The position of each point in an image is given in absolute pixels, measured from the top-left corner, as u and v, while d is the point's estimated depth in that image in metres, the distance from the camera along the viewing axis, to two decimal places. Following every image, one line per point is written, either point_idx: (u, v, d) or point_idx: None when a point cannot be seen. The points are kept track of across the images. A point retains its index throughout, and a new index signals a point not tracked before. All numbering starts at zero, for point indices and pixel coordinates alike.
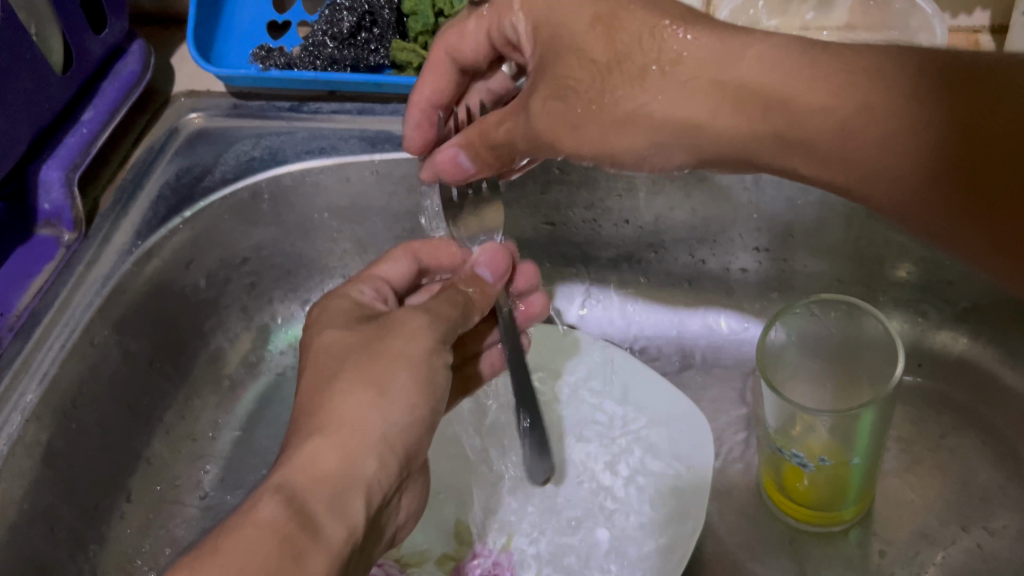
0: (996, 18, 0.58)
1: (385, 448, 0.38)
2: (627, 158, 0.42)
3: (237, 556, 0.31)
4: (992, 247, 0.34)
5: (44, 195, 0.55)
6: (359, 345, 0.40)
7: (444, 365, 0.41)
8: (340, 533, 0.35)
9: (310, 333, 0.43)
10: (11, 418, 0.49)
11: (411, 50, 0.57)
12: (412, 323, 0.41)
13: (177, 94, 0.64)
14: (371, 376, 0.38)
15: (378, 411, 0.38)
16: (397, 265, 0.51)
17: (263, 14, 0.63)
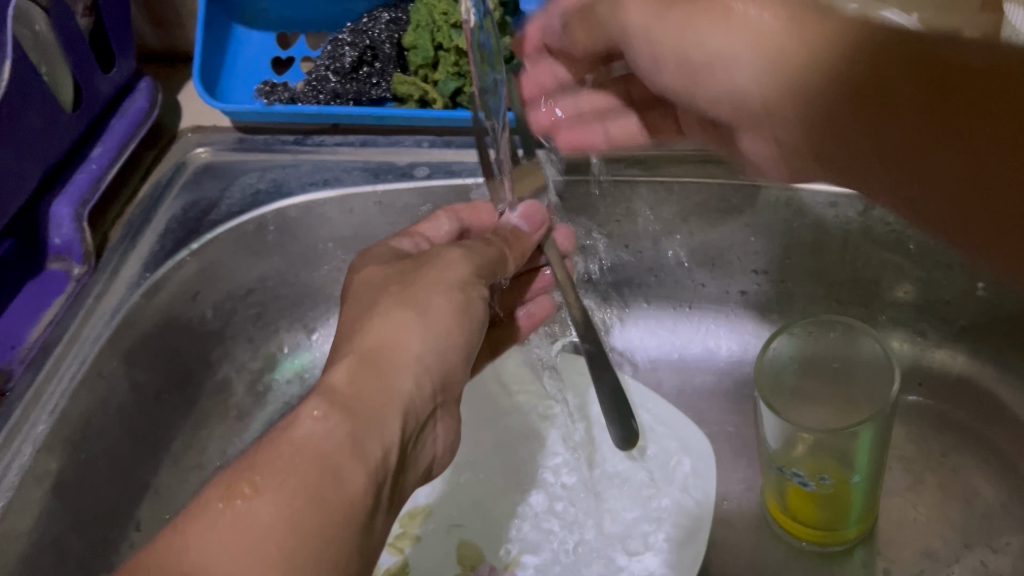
0: None
1: (417, 384, 0.38)
2: (709, 56, 0.41)
3: (278, 475, 0.32)
4: (969, 191, 0.30)
5: (55, 230, 0.56)
6: (396, 275, 0.42)
7: (479, 303, 0.42)
8: (377, 452, 0.35)
9: (349, 275, 0.45)
10: (23, 449, 0.50)
11: (411, 83, 0.59)
12: (451, 254, 0.43)
13: (183, 129, 0.65)
14: (409, 298, 0.40)
15: (415, 332, 0.39)
16: (437, 225, 0.51)
17: (267, 51, 0.65)
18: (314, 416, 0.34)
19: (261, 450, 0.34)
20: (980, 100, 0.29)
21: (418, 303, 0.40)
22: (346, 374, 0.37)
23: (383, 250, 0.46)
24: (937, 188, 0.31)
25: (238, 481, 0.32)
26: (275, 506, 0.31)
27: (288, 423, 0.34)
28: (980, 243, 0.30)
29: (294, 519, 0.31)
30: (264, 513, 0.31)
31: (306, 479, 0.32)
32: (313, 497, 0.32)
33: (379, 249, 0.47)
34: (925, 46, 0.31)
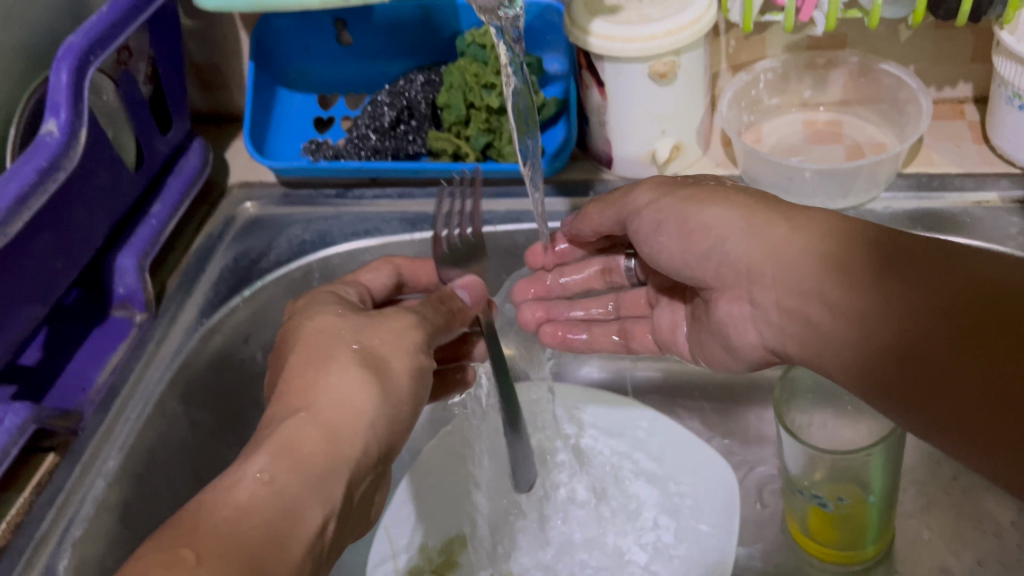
0: (978, 89, 0.64)
1: (366, 448, 0.41)
2: (709, 241, 0.47)
3: (219, 535, 0.34)
4: (982, 397, 0.34)
5: (119, 280, 0.60)
6: (352, 327, 0.45)
7: (428, 378, 0.46)
8: (320, 514, 0.38)
9: (297, 317, 0.47)
10: (95, 481, 0.54)
11: (445, 138, 0.64)
12: (400, 321, 0.46)
13: (231, 186, 0.71)
14: (373, 359, 0.43)
15: (374, 394, 0.42)
16: (378, 275, 0.56)
17: (310, 111, 0.71)
18: (261, 478, 0.37)
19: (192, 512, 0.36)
20: (996, 309, 0.35)
21: (378, 368, 0.43)
22: (311, 427, 0.40)
23: (330, 296, 0.50)
24: (944, 397, 0.36)
25: (178, 539, 0.34)
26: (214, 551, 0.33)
27: (234, 481, 0.37)
28: (984, 448, 0.34)
29: (229, 565, 0.33)
30: None
31: (249, 543, 0.34)
32: (253, 553, 0.34)
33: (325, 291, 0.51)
34: (944, 264, 0.37)
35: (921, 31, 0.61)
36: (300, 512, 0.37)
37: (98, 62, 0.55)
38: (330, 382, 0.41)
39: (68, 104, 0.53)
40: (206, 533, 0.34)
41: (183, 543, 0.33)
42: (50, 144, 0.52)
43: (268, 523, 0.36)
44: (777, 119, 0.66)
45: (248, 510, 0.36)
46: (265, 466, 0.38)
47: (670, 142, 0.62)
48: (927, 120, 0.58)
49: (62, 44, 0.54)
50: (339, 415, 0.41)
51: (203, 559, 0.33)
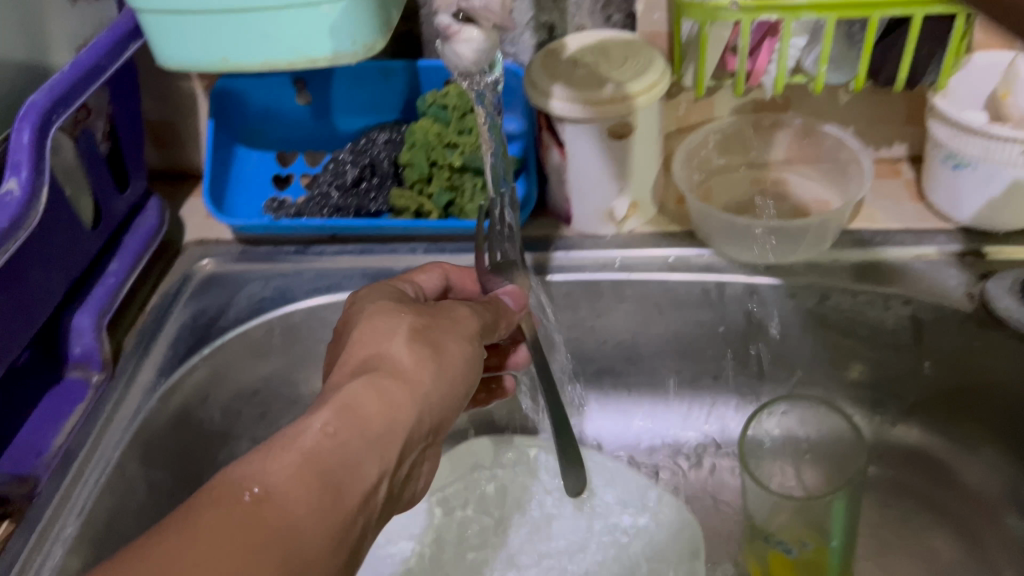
0: (911, 150, 0.68)
1: (419, 419, 0.43)
2: None
3: (288, 475, 0.37)
4: None
5: (76, 341, 0.59)
6: (416, 312, 0.48)
7: (478, 362, 0.48)
8: (373, 474, 0.40)
9: (354, 305, 0.51)
10: (54, 550, 0.51)
11: (409, 196, 0.64)
12: (462, 310, 0.50)
13: (188, 244, 0.70)
14: (432, 338, 0.46)
15: (430, 367, 0.45)
16: (430, 277, 0.57)
17: (269, 168, 0.71)
18: (325, 432, 0.39)
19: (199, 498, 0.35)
20: None
21: (437, 345, 0.46)
22: (368, 388, 0.42)
23: (388, 290, 0.52)
24: None
25: (246, 475, 0.36)
26: (280, 490, 0.36)
27: (299, 433, 0.39)
28: None
29: (288, 513, 0.35)
30: (236, 553, 0.33)
31: (313, 487, 0.37)
32: (310, 504, 0.36)
33: (386, 284, 0.53)
34: None
35: (859, 96, 0.65)
36: (357, 463, 0.39)
37: (60, 121, 0.54)
38: (387, 352, 0.44)
39: (30, 163, 0.52)
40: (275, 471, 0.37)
41: (249, 478, 0.36)
42: (13, 202, 0.51)
43: (321, 484, 0.37)
44: (729, 177, 0.68)
45: (311, 451, 0.38)
46: (328, 422, 0.40)
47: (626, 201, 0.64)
48: (870, 179, 0.62)
49: (24, 103, 0.53)
50: (397, 394, 0.42)
51: (273, 497, 0.35)
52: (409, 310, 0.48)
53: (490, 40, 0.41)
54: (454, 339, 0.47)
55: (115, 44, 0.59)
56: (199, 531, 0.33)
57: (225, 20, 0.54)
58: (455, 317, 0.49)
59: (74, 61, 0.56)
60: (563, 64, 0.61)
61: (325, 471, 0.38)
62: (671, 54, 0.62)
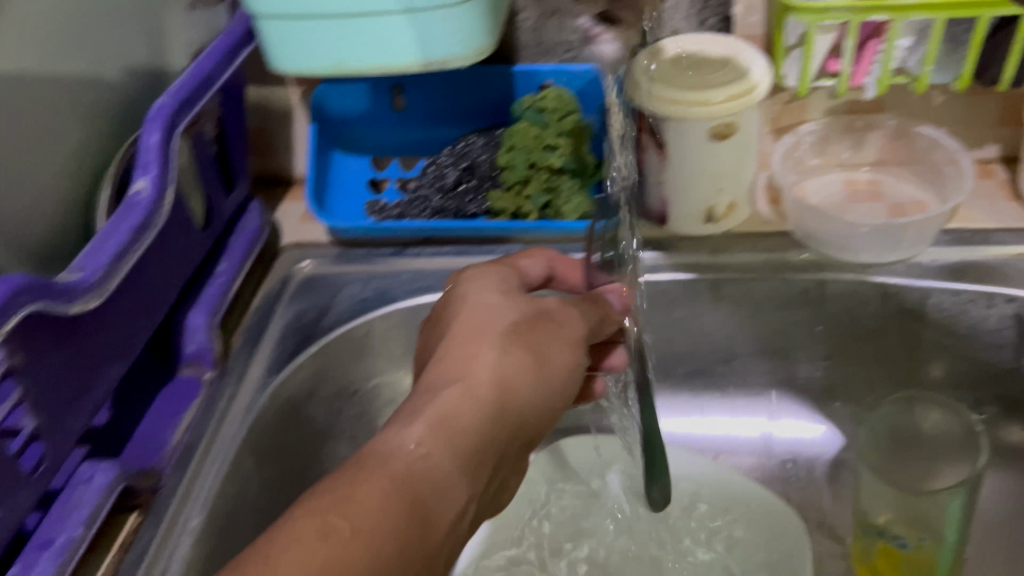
0: (1005, 151, 0.68)
1: (510, 434, 0.42)
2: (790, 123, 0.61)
3: (379, 498, 0.34)
4: None
5: (190, 339, 0.60)
6: (516, 312, 0.46)
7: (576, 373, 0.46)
8: (458, 500, 0.37)
9: (454, 292, 0.49)
10: (182, 540, 0.52)
11: (507, 198, 0.65)
12: (569, 316, 0.48)
13: (286, 246, 0.71)
14: (533, 346, 0.44)
15: (530, 377, 0.43)
16: (534, 264, 0.54)
17: (365, 172, 0.72)
18: (419, 451, 0.37)
19: (288, 518, 0.33)
20: None
21: (540, 352, 0.44)
22: (463, 399, 0.40)
23: (489, 278, 0.50)
24: None
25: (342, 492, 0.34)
26: (372, 512, 0.33)
27: (389, 455, 0.36)
28: None
29: (382, 543, 0.33)
30: None
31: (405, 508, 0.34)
32: (403, 532, 0.34)
33: (493, 270, 0.51)
34: None
35: (954, 97, 0.66)
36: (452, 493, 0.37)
37: (184, 123, 0.55)
38: (484, 360, 0.42)
39: (158, 164, 0.53)
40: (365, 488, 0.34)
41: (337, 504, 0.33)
42: (141, 203, 0.52)
43: (412, 509, 0.35)
44: (820, 177, 0.69)
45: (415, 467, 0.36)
46: (422, 440, 0.37)
47: (726, 200, 0.65)
48: (971, 179, 0.62)
49: (153, 104, 0.54)
50: (496, 406, 0.41)
51: (361, 517, 0.33)
52: (515, 309, 0.47)
53: None
54: (557, 344, 0.46)
55: (230, 49, 0.60)
56: (289, 557, 0.31)
57: (345, 23, 0.55)
58: (563, 322, 0.47)
59: (196, 63, 0.58)
60: (665, 66, 0.62)
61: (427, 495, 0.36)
62: (772, 56, 0.62)
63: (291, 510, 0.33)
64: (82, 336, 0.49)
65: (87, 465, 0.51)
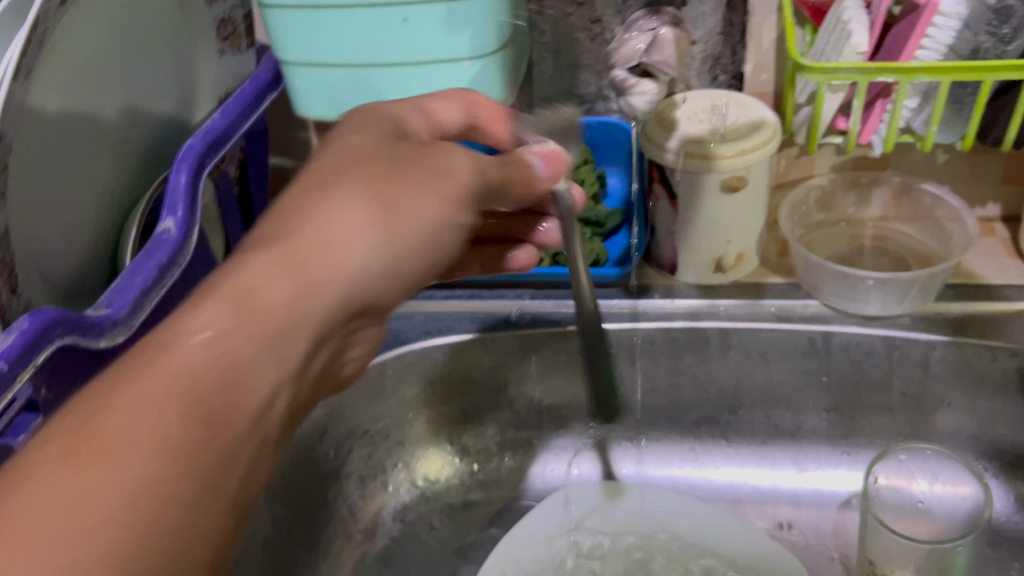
0: (1006, 209, 0.70)
1: (339, 299, 0.39)
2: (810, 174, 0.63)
3: (152, 402, 0.32)
4: None
5: None
6: (382, 157, 0.42)
7: (447, 234, 0.43)
8: (266, 389, 0.37)
9: (332, 138, 0.45)
10: None
11: None
12: (459, 157, 0.44)
13: None
14: (383, 194, 0.40)
15: (372, 238, 0.40)
16: (449, 108, 0.51)
17: None
18: (203, 339, 0.35)
19: (62, 417, 0.32)
20: None
21: (393, 204, 0.41)
22: (284, 273, 0.38)
23: (376, 123, 0.46)
24: None
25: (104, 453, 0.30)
26: (144, 434, 0.31)
27: (173, 335, 0.35)
28: None
29: (180, 455, 0.32)
30: (99, 505, 0.29)
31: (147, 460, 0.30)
32: (200, 435, 0.33)
33: (377, 116, 0.46)
34: None
35: (957, 156, 0.68)
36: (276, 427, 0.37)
37: (211, 165, 0.57)
38: (342, 220, 0.39)
39: (186, 203, 0.54)
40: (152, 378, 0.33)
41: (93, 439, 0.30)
42: (167, 241, 0.53)
43: (207, 396, 0.34)
44: (824, 232, 0.70)
45: (215, 359, 0.35)
46: (210, 323, 0.35)
47: (734, 251, 0.66)
48: (974, 235, 0.63)
49: (182, 146, 0.56)
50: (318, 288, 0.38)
51: (118, 441, 0.30)
52: (369, 187, 0.40)
53: (658, 92, 0.58)
54: (421, 197, 0.41)
55: (255, 94, 0.62)
56: (38, 479, 0.29)
57: (370, 72, 0.57)
58: (443, 166, 0.43)
59: (223, 107, 0.60)
60: (677, 120, 0.64)
61: (245, 422, 0.35)
62: (782, 114, 0.64)
63: (35, 438, 0.31)
64: (107, 373, 0.50)
65: None
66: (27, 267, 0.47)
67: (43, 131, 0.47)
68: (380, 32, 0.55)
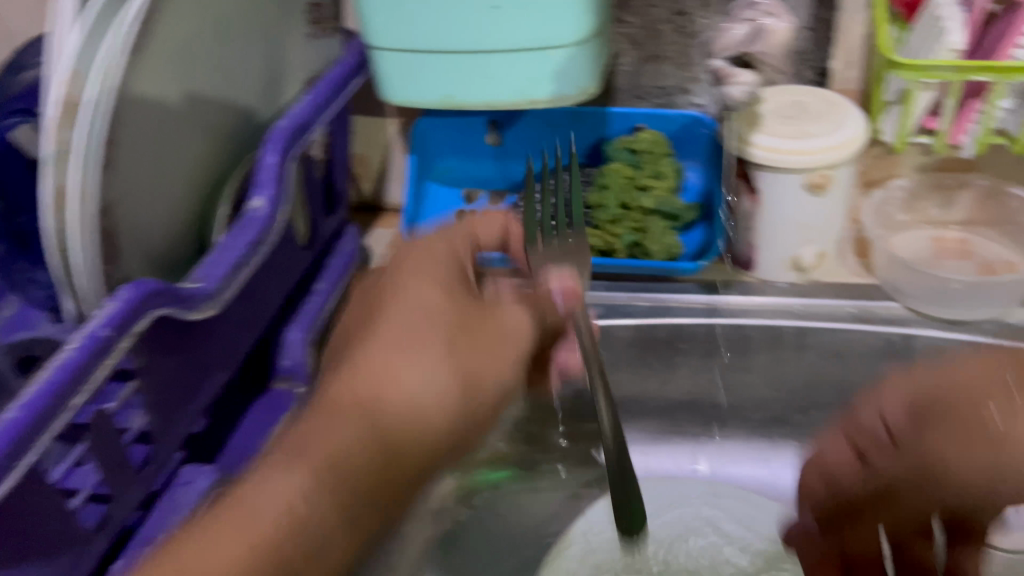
0: None
1: (412, 424, 0.45)
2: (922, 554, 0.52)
3: (230, 559, 0.37)
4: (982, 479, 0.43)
5: (287, 353, 0.62)
6: (440, 310, 0.49)
7: (510, 353, 0.50)
8: (366, 466, 0.43)
9: (393, 275, 0.52)
10: None
11: (595, 235, 0.66)
12: (479, 303, 0.50)
13: (376, 271, 0.74)
14: (449, 358, 0.47)
15: (422, 377, 0.46)
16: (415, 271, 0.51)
17: (451, 203, 0.73)
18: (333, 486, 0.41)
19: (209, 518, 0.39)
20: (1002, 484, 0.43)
21: (454, 353, 0.47)
22: (358, 387, 0.46)
23: (438, 259, 0.52)
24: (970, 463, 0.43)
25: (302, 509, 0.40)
26: (231, 559, 0.37)
27: (264, 491, 0.40)
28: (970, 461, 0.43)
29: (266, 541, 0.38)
30: (235, 552, 0.38)
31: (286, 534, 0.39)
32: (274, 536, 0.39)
33: (434, 258, 0.52)
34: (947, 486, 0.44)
35: None
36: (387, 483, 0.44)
37: (301, 147, 0.58)
38: (403, 382, 0.46)
39: (275, 184, 0.56)
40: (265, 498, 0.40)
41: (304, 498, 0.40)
42: (256, 220, 0.54)
43: (294, 513, 0.40)
44: (905, 234, 0.68)
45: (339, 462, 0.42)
46: (308, 467, 0.41)
47: (814, 250, 0.65)
48: None
49: (273, 128, 0.57)
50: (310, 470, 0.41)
51: (204, 564, 0.37)
52: (436, 303, 0.49)
53: None
54: (421, 371, 0.46)
55: (343, 79, 0.63)
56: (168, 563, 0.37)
57: (460, 60, 0.57)
58: (492, 320, 0.50)
59: (314, 90, 0.61)
60: (762, 116, 0.63)
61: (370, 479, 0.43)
62: (869, 111, 0.64)
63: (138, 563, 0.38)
64: (196, 343, 0.51)
65: (190, 468, 0.53)
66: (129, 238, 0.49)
67: (145, 113, 0.47)
68: (473, 18, 0.55)
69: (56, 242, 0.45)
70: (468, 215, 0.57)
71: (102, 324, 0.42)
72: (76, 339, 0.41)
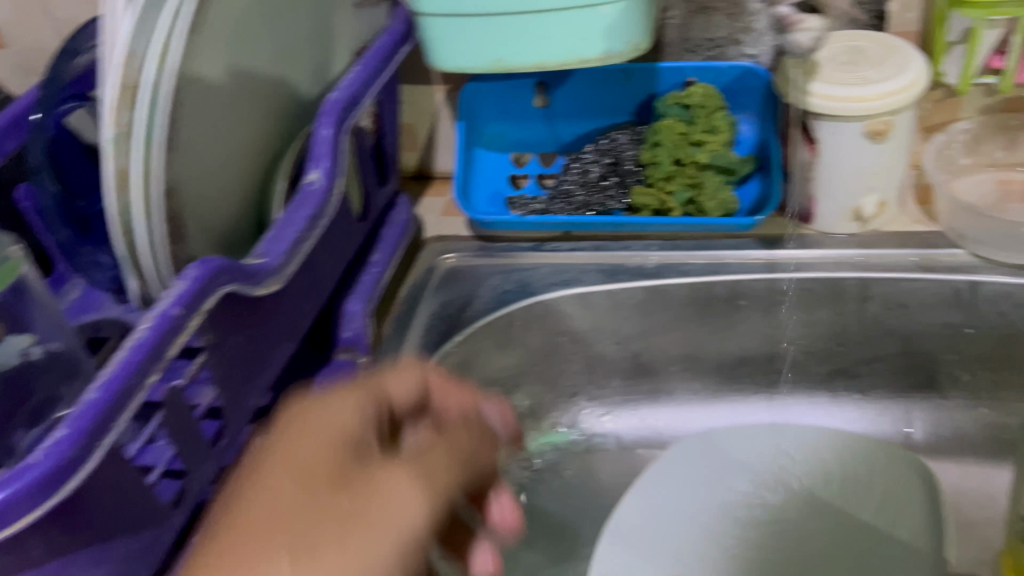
0: None
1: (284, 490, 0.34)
2: None
3: (273, 493, 0.34)
4: None
5: (347, 325, 0.62)
6: (347, 476, 0.35)
7: (435, 467, 0.37)
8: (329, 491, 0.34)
9: None
10: None
11: (650, 194, 0.66)
12: (347, 409, 0.39)
13: (428, 239, 0.74)
14: (386, 475, 0.35)
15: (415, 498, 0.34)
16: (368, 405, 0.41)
17: (505, 169, 0.75)
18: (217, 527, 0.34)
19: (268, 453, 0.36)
20: None
21: (381, 488, 0.34)
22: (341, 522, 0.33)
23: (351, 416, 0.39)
24: None
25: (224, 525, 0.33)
26: (267, 506, 0.33)
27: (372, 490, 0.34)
28: None
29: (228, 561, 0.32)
30: (281, 488, 0.34)
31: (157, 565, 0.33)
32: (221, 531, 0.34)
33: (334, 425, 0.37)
34: None
35: None
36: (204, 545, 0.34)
37: (354, 117, 0.58)
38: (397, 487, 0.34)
39: (329, 155, 0.55)
40: (326, 422, 0.38)
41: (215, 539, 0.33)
42: (314, 192, 0.54)
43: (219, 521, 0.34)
44: (969, 178, 0.67)
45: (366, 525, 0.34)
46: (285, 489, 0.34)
47: (874, 200, 0.64)
48: None
49: (326, 99, 0.57)
50: (364, 514, 0.33)
51: (262, 519, 0.33)
52: (334, 465, 0.36)
53: None
54: (396, 479, 0.35)
55: (391, 48, 0.61)
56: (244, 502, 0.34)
57: (512, 22, 0.57)
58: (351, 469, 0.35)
59: (363, 60, 0.60)
60: (818, 64, 0.62)
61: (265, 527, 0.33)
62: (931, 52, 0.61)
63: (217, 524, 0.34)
64: (265, 316, 0.52)
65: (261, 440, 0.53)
66: (190, 200, 0.48)
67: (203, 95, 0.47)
68: None
69: (121, 220, 0.44)
70: (350, 406, 0.40)
71: (172, 303, 0.42)
72: (148, 320, 0.41)
